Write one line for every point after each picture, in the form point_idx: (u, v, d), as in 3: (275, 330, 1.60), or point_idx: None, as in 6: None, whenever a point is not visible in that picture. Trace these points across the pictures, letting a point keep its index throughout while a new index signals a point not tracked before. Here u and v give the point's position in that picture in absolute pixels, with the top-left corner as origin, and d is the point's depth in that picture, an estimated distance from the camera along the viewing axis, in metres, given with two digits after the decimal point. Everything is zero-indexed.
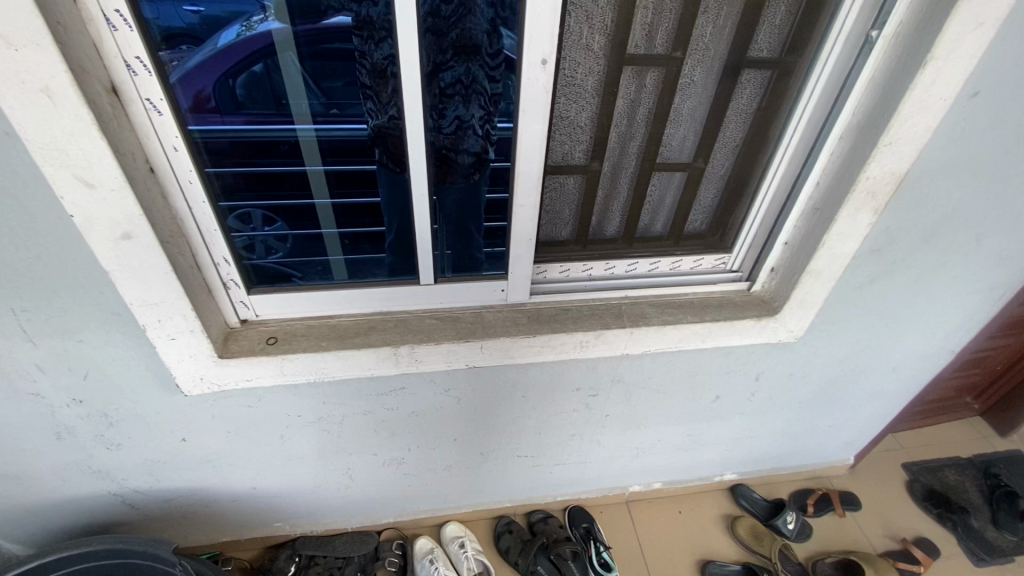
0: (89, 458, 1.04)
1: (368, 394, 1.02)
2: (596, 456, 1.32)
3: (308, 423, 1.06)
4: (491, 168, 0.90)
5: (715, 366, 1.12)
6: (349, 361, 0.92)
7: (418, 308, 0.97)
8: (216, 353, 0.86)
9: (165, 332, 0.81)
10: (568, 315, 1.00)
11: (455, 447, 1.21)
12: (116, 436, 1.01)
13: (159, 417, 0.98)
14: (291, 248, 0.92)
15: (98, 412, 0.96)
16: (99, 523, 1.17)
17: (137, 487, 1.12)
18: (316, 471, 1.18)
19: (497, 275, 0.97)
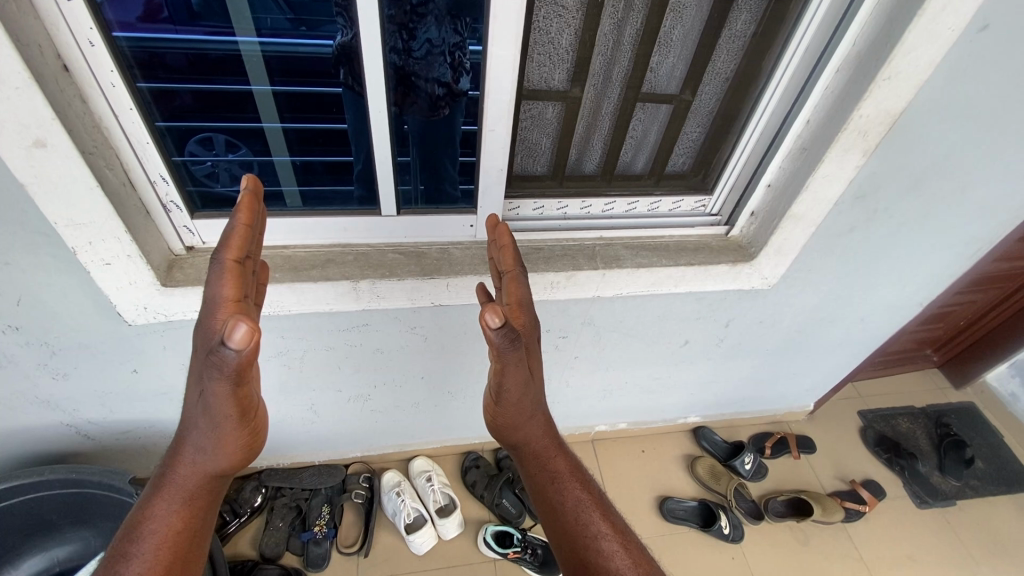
0: (34, 388, 0.99)
1: (330, 330, 0.99)
2: (564, 396, 1.33)
3: (267, 358, 1.02)
4: (466, 99, 0.81)
5: (687, 311, 1.10)
6: (306, 295, 0.87)
7: (380, 241, 0.91)
8: (158, 282, 0.80)
9: (98, 257, 0.74)
10: (539, 255, 0.95)
11: (421, 384, 1.20)
12: (60, 365, 0.95)
13: (106, 348, 0.93)
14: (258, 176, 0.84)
15: (38, 341, 0.90)
16: (54, 453, 1.14)
17: (91, 418, 1.09)
18: (279, 406, 1.16)
19: (466, 210, 0.91)
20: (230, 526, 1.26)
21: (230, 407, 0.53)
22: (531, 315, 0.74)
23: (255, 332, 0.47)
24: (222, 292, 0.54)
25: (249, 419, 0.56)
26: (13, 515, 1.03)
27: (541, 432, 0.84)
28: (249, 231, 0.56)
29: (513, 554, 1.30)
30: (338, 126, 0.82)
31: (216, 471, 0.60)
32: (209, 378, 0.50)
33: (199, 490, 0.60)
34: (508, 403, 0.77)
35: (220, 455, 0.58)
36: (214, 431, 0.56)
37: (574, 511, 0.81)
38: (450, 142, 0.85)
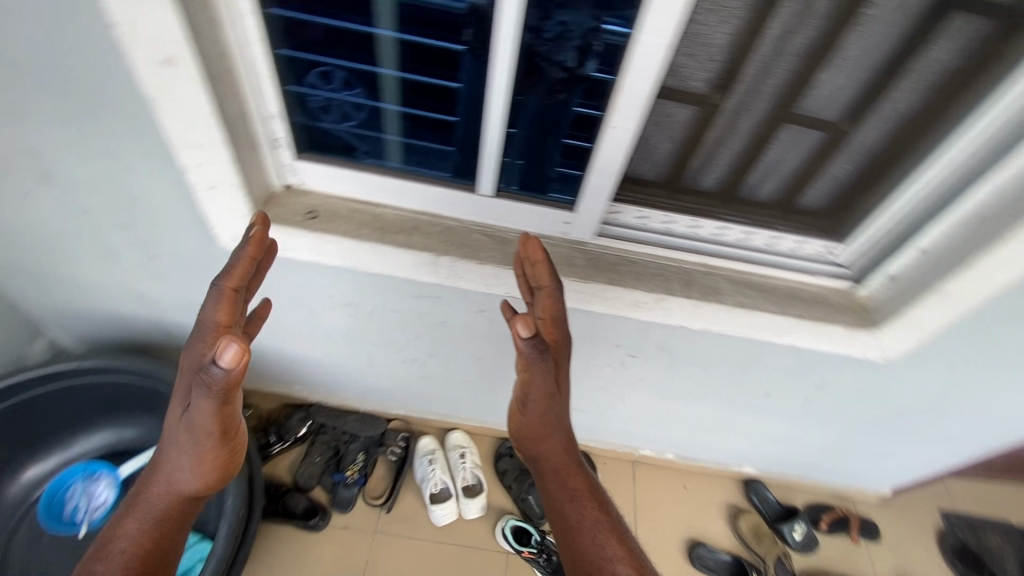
0: (133, 284, 1.06)
1: (401, 295, 0.97)
2: (617, 412, 1.26)
3: (337, 305, 1.03)
4: (588, 81, 0.72)
5: (777, 363, 0.99)
6: (385, 259, 0.84)
7: (469, 219, 0.88)
8: (252, 215, 0.81)
9: (205, 180, 0.76)
10: (631, 268, 0.87)
11: (477, 364, 1.17)
12: (157, 269, 1.01)
13: (197, 262, 0.97)
14: (365, 119, 0.81)
15: (142, 243, 0.96)
16: (140, 342, 1.24)
17: (175, 321, 1.16)
18: (339, 351, 1.19)
19: (563, 203, 0.85)
20: (273, 448, 1.33)
21: (214, 425, 0.59)
22: (565, 333, 0.73)
23: (243, 353, 0.54)
24: (215, 317, 0.61)
25: (229, 439, 0.62)
26: (97, 391, 1.14)
27: (563, 448, 0.79)
28: (252, 264, 0.63)
29: (527, 554, 1.28)
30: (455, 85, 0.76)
31: (191, 487, 0.66)
32: (198, 395, 0.57)
33: (173, 504, 0.67)
34: (535, 411, 0.73)
35: (198, 471, 0.65)
36: (194, 450, 0.63)
37: (584, 533, 0.76)
38: (565, 125, 0.78)
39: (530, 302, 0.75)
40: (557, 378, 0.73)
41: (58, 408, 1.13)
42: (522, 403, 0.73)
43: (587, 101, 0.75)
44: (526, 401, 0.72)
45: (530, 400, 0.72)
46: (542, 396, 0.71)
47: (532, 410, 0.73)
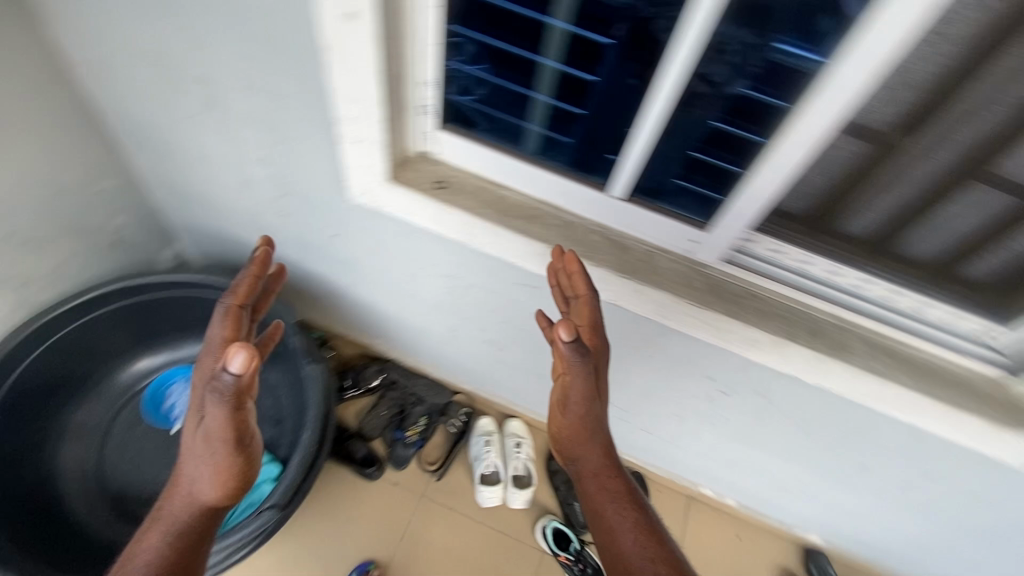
0: (261, 216, 1.14)
1: (502, 278, 0.97)
2: (686, 443, 1.21)
3: (437, 275, 1.05)
4: (733, 97, 0.66)
5: (888, 438, 0.90)
6: (500, 242, 0.84)
7: (590, 218, 0.85)
8: (385, 175, 0.83)
9: (353, 133, 0.78)
10: (752, 302, 0.80)
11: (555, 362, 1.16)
12: (284, 206, 1.08)
13: (321, 207, 1.02)
14: (486, 95, 0.80)
15: (278, 180, 1.02)
16: (254, 268, 1.34)
17: (287, 256, 1.24)
18: (427, 317, 1.22)
19: (692, 220, 0.79)
20: (348, 391, 1.40)
21: (228, 429, 0.64)
22: (604, 339, 0.74)
23: (252, 359, 0.60)
24: (222, 331, 0.74)
25: (242, 442, 0.67)
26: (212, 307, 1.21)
27: (605, 453, 0.76)
28: (256, 282, 0.79)
29: (563, 558, 1.26)
30: (614, 84, 0.72)
31: (210, 499, 0.69)
32: (213, 401, 0.63)
33: (193, 518, 0.69)
34: (576, 409, 0.72)
35: (214, 482, 0.68)
36: (210, 459, 0.67)
37: (624, 540, 0.71)
38: (704, 139, 0.72)
39: (568, 311, 0.76)
40: (597, 382, 0.73)
41: (174, 313, 1.21)
42: (563, 400, 0.72)
43: (748, 124, 0.68)
44: (568, 398, 0.72)
45: (573, 397, 0.71)
46: (581, 395, 0.70)
47: (573, 408, 0.72)
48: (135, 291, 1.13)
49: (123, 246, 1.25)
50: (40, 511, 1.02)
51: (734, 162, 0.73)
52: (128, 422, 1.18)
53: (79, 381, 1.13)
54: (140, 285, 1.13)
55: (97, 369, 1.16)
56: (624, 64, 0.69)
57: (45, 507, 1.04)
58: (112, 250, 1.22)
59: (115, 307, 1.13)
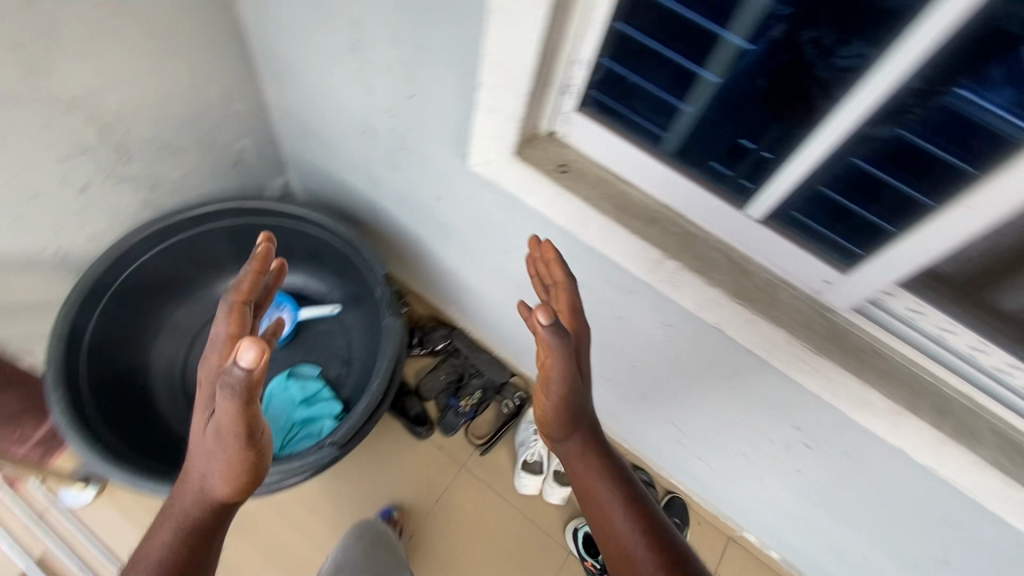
0: (372, 164, 1.17)
1: (598, 276, 0.93)
2: (743, 484, 1.15)
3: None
4: (886, 140, 0.60)
5: (987, 540, 0.81)
6: (611, 237, 0.78)
7: (713, 233, 0.79)
8: (511, 150, 0.80)
9: (490, 101, 0.76)
10: (874, 362, 0.73)
11: (627, 370, 1.12)
12: (398, 159, 1.09)
13: (434, 167, 1.03)
14: (610, 82, 0.75)
15: (398, 133, 1.03)
16: (353, 211, 1.38)
17: (387, 208, 1.27)
18: (507, 295, 1.21)
19: (833, 260, 0.71)
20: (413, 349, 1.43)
21: (238, 426, 0.58)
22: (585, 323, 0.77)
23: (263, 352, 0.54)
24: (221, 331, 0.61)
25: (255, 440, 0.61)
26: (307, 242, 1.26)
27: (587, 436, 0.78)
28: (258, 279, 0.65)
29: (588, 564, 1.24)
30: (784, 107, 0.65)
31: (221, 497, 0.64)
32: (221, 400, 0.56)
33: (203, 518, 0.64)
34: (558, 396, 0.73)
35: (225, 479, 0.63)
36: (220, 457, 0.62)
37: (616, 516, 0.73)
38: (848, 180, 0.67)
39: (547, 299, 0.79)
40: (579, 362, 0.74)
41: (273, 240, 1.26)
42: (546, 385, 0.73)
43: (903, 173, 0.62)
44: (549, 381, 0.73)
45: (552, 380, 0.72)
46: (561, 379, 0.71)
47: (553, 395, 0.73)
48: (245, 213, 1.19)
49: (242, 167, 1.30)
50: (134, 397, 1.11)
51: (885, 218, 0.66)
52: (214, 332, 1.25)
53: (180, 285, 1.21)
54: (250, 209, 1.19)
55: (196, 277, 1.23)
56: (803, 83, 0.62)
57: (137, 394, 1.12)
58: (232, 170, 1.28)
59: (224, 225, 1.19)
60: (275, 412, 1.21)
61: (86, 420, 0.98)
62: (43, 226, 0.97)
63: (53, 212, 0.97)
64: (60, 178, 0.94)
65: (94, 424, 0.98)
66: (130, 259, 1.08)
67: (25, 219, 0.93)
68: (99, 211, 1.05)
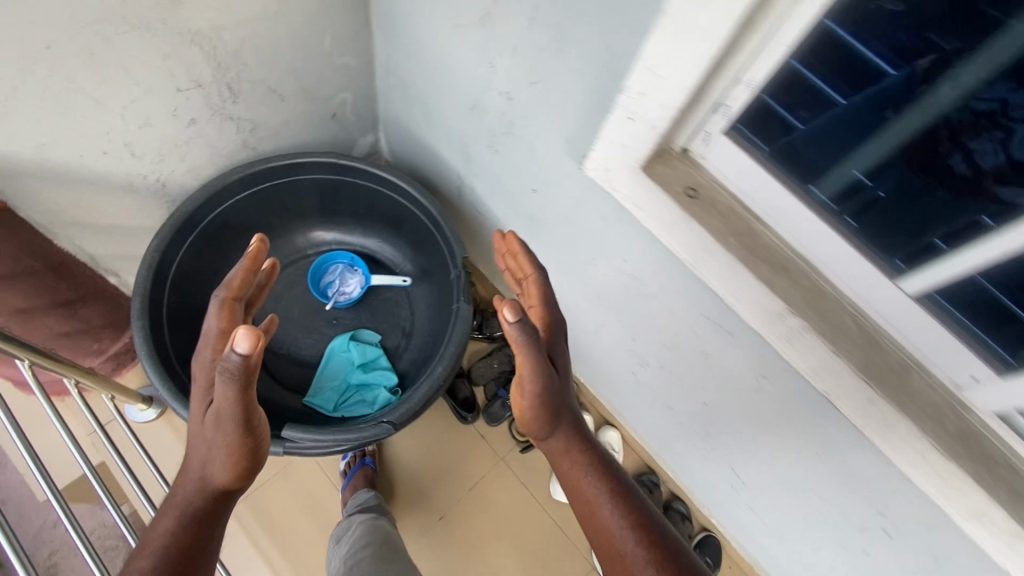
0: (472, 141, 1.12)
1: (696, 308, 0.87)
2: (792, 546, 1.09)
3: (623, 274, 0.98)
4: None
5: None
6: (730, 280, 0.71)
7: (847, 296, 0.71)
8: (638, 163, 0.72)
9: (631, 108, 0.67)
10: (1006, 478, 0.64)
11: (696, 405, 1.06)
12: (501, 142, 1.04)
13: (540, 159, 0.97)
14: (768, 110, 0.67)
15: (509, 116, 0.97)
16: (439, 183, 1.35)
17: (475, 188, 1.23)
18: (582, 301, 1.16)
19: (990, 357, 0.63)
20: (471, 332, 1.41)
21: (236, 411, 0.61)
22: (557, 315, 0.76)
23: (258, 336, 0.57)
24: (214, 324, 0.66)
25: (252, 426, 0.63)
26: (390, 209, 1.25)
27: (573, 427, 0.73)
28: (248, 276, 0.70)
29: None
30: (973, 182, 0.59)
31: (219, 484, 0.65)
32: (222, 386, 0.59)
33: (202, 504, 0.65)
34: (532, 386, 0.68)
35: (223, 466, 0.64)
36: (219, 442, 0.63)
37: (603, 510, 0.67)
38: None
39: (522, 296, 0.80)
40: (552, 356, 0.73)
41: (357, 200, 1.25)
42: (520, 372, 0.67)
43: None
44: (524, 368, 0.67)
45: (526, 366, 0.67)
46: (531, 364, 0.66)
47: (524, 387, 0.69)
48: (338, 170, 1.18)
49: (337, 120, 1.28)
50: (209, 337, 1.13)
51: None
52: (286, 281, 1.26)
53: (263, 229, 1.22)
54: (343, 167, 1.17)
55: (279, 224, 1.24)
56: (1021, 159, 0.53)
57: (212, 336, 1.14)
58: (328, 121, 1.26)
59: (315, 179, 1.18)
60: (334, 369, 1.21)
61: (167, 356, 1.00)
62: (150, 154, 0.97)
63: (160, 141, 0.96)
64: (172, 109, 0.93)
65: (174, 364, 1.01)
66: (225, 200, 1.09)
67: (134, 144, 0.93)
68: (201, 146, 1.04)
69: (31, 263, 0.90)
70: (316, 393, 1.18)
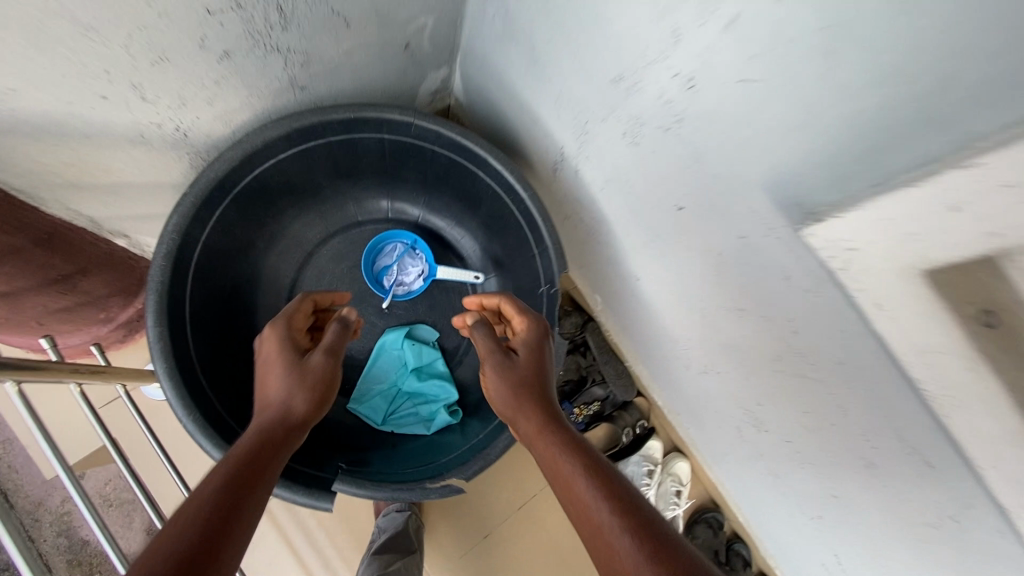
0: (599, 120, 0.81)
1: (885, 420, 0.66)
2: None
3: (780, 342, 0.75)
4: None
5: None
6: (989, 449, 0.51)
7: None
8: (919, 265, 0.46)
9: (970, 195, 0.40)
10: None
11: (814, 488, 0.89)
12: (648, 138, 0.74)
13: (705, 179, 0.69)
14: None
15: (676, 111, 0.67)
16: (529, 149, 1.06)
17: (584, 174, 0.94)
18: (696, 339, 0.94)
19: None
20: None
21: (331, 353, 0.73)
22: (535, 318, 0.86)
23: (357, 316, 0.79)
24: (296, 305, 0.83)
25: (334, 367, 0.72)
26: (467, 185, 0.98)
27: (543, 410, 0.70)
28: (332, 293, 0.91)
29: None
30: None
31: (291, 414, 0.66)
32: (331, 336, 0.76)
33: (273, 436, 0.62)
34: (496, 363, 0.76)
35: (301, 394, 0.67)
36: (302, 373, 0.70)
37: (580, 487, 0.58)
38: None
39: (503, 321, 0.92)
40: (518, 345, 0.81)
41: (428, 167, 0.98)
42: (488, 354, 0.77)
43: None
44: (487, 352, 0.78)
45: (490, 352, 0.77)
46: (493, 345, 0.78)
47: (491, 368, 0.76)
48: (411, 133, 0.91)
49: (411, 52, 0.96)
50: (240, 331, 0.94)
51: None
52: (331, 255, 1.04)
53: (307, 191, 0.96)
54: (417, 128, 0.90)
55: (329, 186, 0.98)
56: None
57: (244, 329, 0.95)
58: (398, 53, 0.94)
59: (381, 138, 0.92)
60: (383, 369, 1.02)
61: (189, 367, 0.82)
62: (165, 97, 0.70)
63: (180, 81, 0.69)
64: (197, 41, 0.64)
65: (197, 377, 0.83)
66: (264, 156, 0.85)
67: (144, 86, 0.65)
68: (235, 85, 0.76)
69: (13, 240, 0.67)
70: (361, 396, 1.00)
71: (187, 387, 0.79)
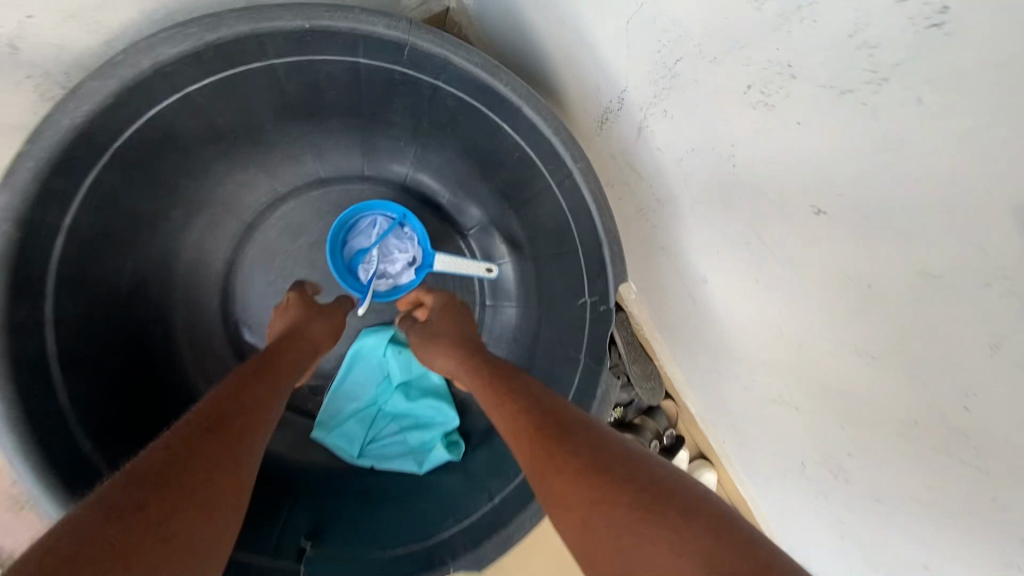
0: (704, 68, 0.53)
1: None
2: None
3: (921, 403, 0.54)
4: None
5: None
6: None
7: None
8: None
9: None
10: None
11: (901, 554, 0.71)
12: (792, 105, 0.47)
13: (878, 178, 0.44)
14: None
15: (872, 71, 0.40)
16: (566, 94, 0.76)
17: (658, 146, 0.66)
18: (776, 368, 0.73)
19: None
20: None
21: (334, 320, 0.69)
22: (451, 303, 0.72)
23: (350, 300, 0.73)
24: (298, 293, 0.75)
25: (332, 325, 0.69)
26: (481, 144, 0.68)
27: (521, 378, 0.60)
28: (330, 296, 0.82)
29: None
30: None
31: (298, 353, 0.61)
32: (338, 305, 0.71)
33: (268, 365, 0.57)
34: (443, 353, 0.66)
35: (308, 341, 0.64)
36: (313, 327, 0.66)
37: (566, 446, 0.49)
38: None
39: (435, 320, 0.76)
40: (451, 324, 0.69)
41: (422, 110, 0.68)
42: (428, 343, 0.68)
43: None
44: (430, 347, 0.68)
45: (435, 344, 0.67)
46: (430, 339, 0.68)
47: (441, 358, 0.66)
48: (402, 60, 0.60)
49: None
50: (134, 337, 0.68)
51: None
52: (282, 226, 0.78)
53: (241, 138, 0.68)
54: (411, 53, 0.59)
55: (274, 130, 0.69)
56: None
57: (141, 334, 0.69)
58: None
59: (353, 63, 0.61)
60: (357, 382, 0.78)
61: (56, 411, 0.57)
62: None
63: None
64: None
65: (69, 433, 0.57)
66: (162, 89, 0.57)
67: None
68: None
69: None
70: (329, 420, 0.77)
71: (45, 444, 0.54)
